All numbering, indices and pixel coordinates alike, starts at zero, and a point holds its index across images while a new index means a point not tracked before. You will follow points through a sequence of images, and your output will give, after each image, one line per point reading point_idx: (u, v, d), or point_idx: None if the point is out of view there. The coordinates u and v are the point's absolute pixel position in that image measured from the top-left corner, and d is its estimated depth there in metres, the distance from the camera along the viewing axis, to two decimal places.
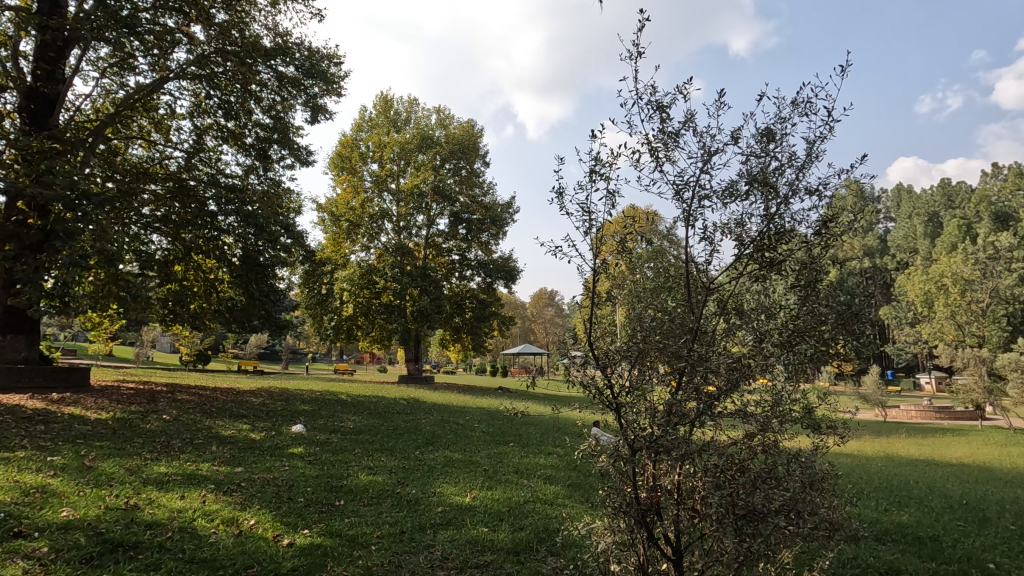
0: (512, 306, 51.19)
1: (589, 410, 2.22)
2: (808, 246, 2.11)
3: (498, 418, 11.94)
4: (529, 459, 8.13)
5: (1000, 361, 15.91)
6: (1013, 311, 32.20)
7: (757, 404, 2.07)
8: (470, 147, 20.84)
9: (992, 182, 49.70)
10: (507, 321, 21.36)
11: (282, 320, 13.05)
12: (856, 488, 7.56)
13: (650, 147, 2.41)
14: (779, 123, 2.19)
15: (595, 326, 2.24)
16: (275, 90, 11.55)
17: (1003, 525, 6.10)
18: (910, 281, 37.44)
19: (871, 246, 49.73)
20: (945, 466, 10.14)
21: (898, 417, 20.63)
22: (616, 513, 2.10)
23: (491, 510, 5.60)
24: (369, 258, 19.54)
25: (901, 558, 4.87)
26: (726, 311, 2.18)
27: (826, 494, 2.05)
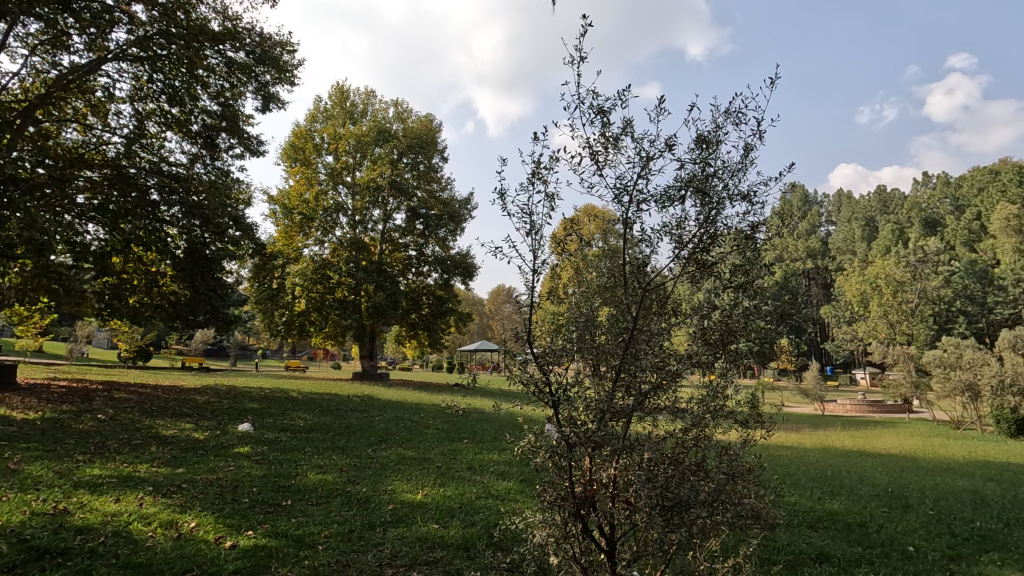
0: (469, 302, 51.14)
1: (529, 407, 2.23)
2: (742, 247, 2.22)
3: (452, 415, 11.93)
4: (482, 456, 8.18)
5: (926, 358, 16.92)
6: (939, 311, 34.49)
7: (687, 400, 2.19)
8: (428, 142, 20.67)
9: (922, 191, 53.00)
10: (464, 318, 21.34)
11: (230, 316, 12.61)
12: (794, 478, 7.95)
13: (590, 150, 2.40)
14: (716, 131, 2.26)
15: (540, 325, 2.26)
16: (223, 77, 11.13)
17: (922, 510, 6.56)
18: (847, 282, 39.52)
19: (814, 248, 52.22)
20: (875, 457, 10.78)
21: (835, 410, 21.76)
22: (551, 507, 2.14)
23: (442, 507, 5.61)
24: (324, 252, 19.04)
25: (830, 543, 5.18)
26: (666, 310, 2.25)
27: (750, 486, 2.17)
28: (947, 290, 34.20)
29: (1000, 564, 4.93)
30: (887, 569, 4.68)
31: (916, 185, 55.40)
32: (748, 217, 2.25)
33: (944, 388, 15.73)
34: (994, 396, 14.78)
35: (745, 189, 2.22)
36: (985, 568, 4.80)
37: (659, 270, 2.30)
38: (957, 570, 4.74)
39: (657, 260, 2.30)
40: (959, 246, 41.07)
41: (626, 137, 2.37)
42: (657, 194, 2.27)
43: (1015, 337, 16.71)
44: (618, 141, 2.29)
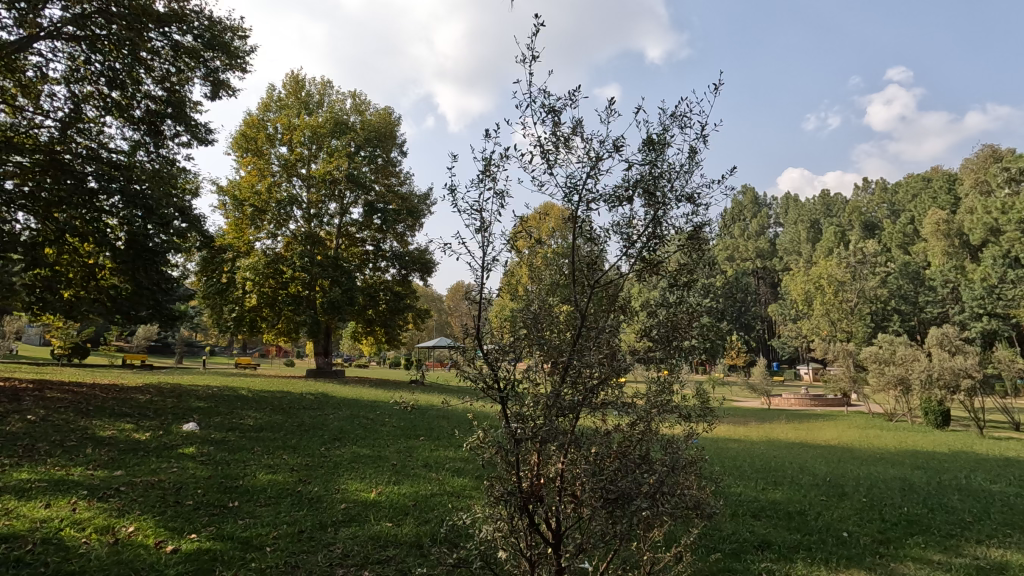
0: (427, 298, 50.64)
1: (478, 402, 2.22)
2: (687, 246, 2.29)
3: (409, 412, 11.82)
4: (439, 453, 8.14)
5: (863, 353, 17.84)
6: (876, 309, 36.49)
7: (631, 394, 2.27)
8: (387, 135, 20.34)
9: (862, 196, 55.83)
10: (423, 314, 21.14)
11: (175, 311, 12.06)
12: (739, 469, 8.27)
13: (541, 149, 2.39)
14: (663, 134, 2.31)
15: (488, 322, 2.25)
16: (168, 61, 10.62)
17: (856, 497, 6.94)
18: (793, 281, 41.31)
19: (763, 249, 54.29)
20: (815, 449, 11.32)
21: (780, 405, 22.74)
22: (497, 502, 2.14)
23: (395, 505, 5.54)
24: (277, 246, 18.46)
25: (772, 531, 5.41)
26: (614, 306, 2.31)
27: (690, 477, 2.27)
28: (883, 290, 36.23)
29: (924, 546, 5.27)
30: (824, 554, 4.92)
31: (856, 190, 58.32)
32: (693, 217, 2.32)
33: (879, 382, 16.67)
34: (923, 390, 15.74)
35: (692, 190, 2.29)
36: (911, 550, 5.13)
37: (608, 268, 2.33)
38: (886, 554, 5.03)
39: (609, 258, 2.34)
40: (894, 249, 43.53)
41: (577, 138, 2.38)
42: (607, 195, 2.30)
43: (943, 333, 17.84)
44: (569, 140, 2.30)
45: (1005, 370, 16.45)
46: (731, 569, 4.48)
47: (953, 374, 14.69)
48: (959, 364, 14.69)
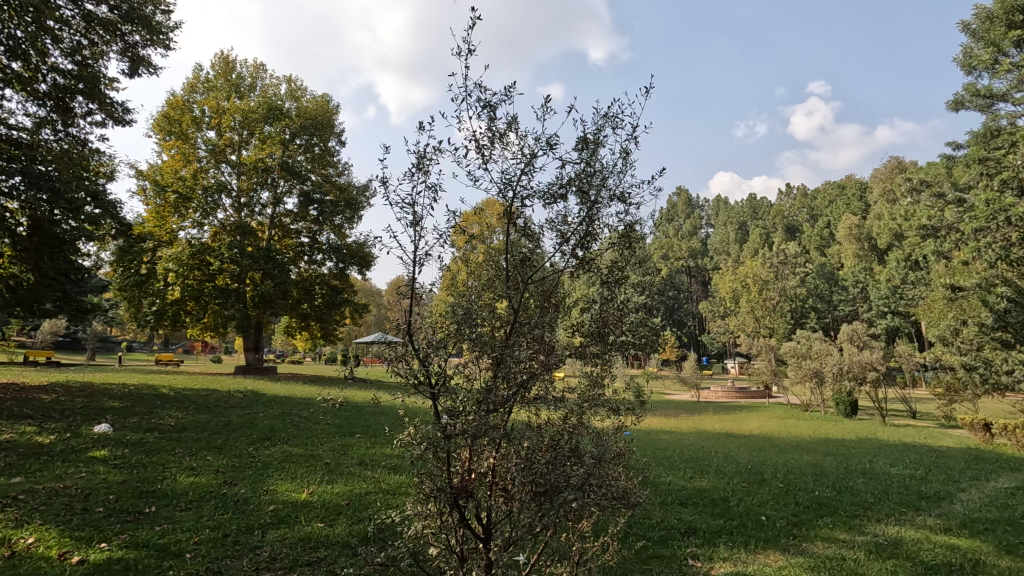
0: (365, 292, 49.36)
1: (408, 398, 2.17)
2: (619, 244, 2.37)
3: (344, 409, 11.52)
4: (375, 450, 7.97)
5: (784, 349, 19.02)
6: (795, 307, 39.00)
7: (563, 387, 2.31)
8: (324, 124, 19.65)
9: (785, 200, 59.33)
10: (360, 309, 20.62)
11: (87, 305, 11.16)
12: (669, 460, 8.63)
13: (476, 144, 2.36)
14: (596, 133, 2.35)
15: (419, 316, 2.20)
16: (80, 32, 9.80)
17: (774, 483, 7.40)
18: (722, 280, 43.41)
19: (695, 249, 56.72)
20: (740, 439, 11.97)
21: (709, 397, 23.89)
22: (427, 498, 2.12)
23: (328, 505, 5.39)
24: (203, 236, 17.44)
25: (697, 518, 5.68)
26: (546, 301, 2.33)
27: (618, 468, 2.34)
28: (802, 290, 38.77)
29: (832, 527, 5.70)
30: (743, 538, 5.22)
31: (780, 195, 61.90)
32: (624, 216, 2.38)
33: (798, 374, 17.81)
34: (835, 382, 16.95)
35: (624, 189, 2.35)
36: (820, 530, 5.53)
37: (544, 264, 2.37)
38: (799, 535, 5.40)
39: (544, 254, 2.36)
40: (812, 250, 46.54)
41: (512, 134, 2.36)
42: (541, 192, 2.33)
43: (853, 330, 19.24)
44: (504, 136, 2.30)
45: (904, 363, 17.99)
46: (658, 555, 4.67)
47: (861, 368, 15.99)
48: (867, 358, 15.97)
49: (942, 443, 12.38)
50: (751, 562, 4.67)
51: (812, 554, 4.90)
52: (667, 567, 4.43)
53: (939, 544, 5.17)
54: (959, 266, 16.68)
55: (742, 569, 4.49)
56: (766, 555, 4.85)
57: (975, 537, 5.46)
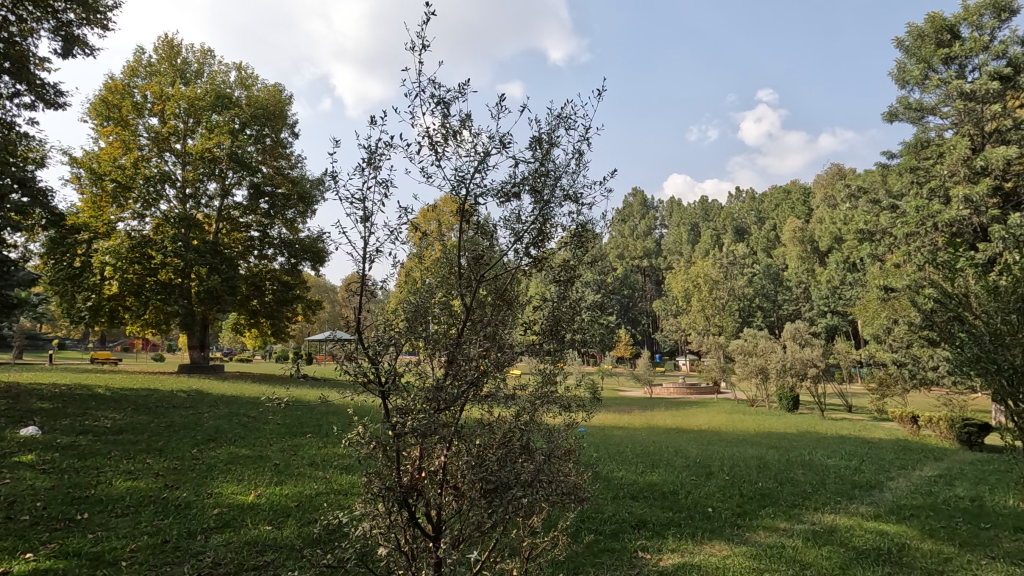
0: (319, 288, 48.10)
1: (356, 396, 2.12)
2: (571, 243, 2.41)
3: (295, 409, 11.21)
4: (327, 450, 7.81)
5: (732, 347, 19.72)
6: (743, 307, 40.50)
7: (514, 384, 2.32)
8: (276, 114, 19.02)
9: (734, 203, 61.48)
10: (313, 305, 20.11)
11: (13, 299, 10.43)
12: (621, 455, 8.83)
13: (429, 140, 2.31)
14: (550, 133, 2.36)
15: (367, 314, 2.15)
16: (6, 7, 9.14)
17: (720, 476, 7.69)
18: (675, 279, 44.62)
19: (650, 249, 58.07)
20: (690, 433, 12.36)
21: (661, 393, 24.54)
22: (376, 498, 2.08)
23: (276, 507, 5.24)
24: (144, 228, 16.60)
25: (647, 511, 5.83)
26: (498, 298, 2.34)
27: (568, 464, 2.39)
28: (749, 290, 40.31)
29: (773, 516, 5.97)
30: (691, 529, 5.40)
31: (730, 198, 64.13)
32: (576, 216, 2.41)
33: (744, 370, 18.51)
34: (778, 378, 17.73)
35: (577, 190, 2.38)
36: (762, 520, 5.78)
37: (497, 262, 2.36)
38: (742, 524, 5.63)
39: (498, 253, 2.36)
40: (760, 252, 48.45)
41: (466, 131, 2.33)
42: (494, 190, 2.32)
43: (795, 328, 20.15)
44: (458, 133, 2.29)
45: (842, 360, 18.99)
46: (610, 548, 4.77)
47: (802, 364, 16.80)
48: (808, 356, 16.78)
49: (874, 435, 13.16)
50: (698, 553, 4.83)
51: (754, 543, 5.11)
52: (618, 560, 4.54)
53: (870, 530, 5.49)
54: (891, 268, 17.72)
55: (689, 559, 4.64)
56: (712, 545, 5.03)
57: (903, 523, 5.82)
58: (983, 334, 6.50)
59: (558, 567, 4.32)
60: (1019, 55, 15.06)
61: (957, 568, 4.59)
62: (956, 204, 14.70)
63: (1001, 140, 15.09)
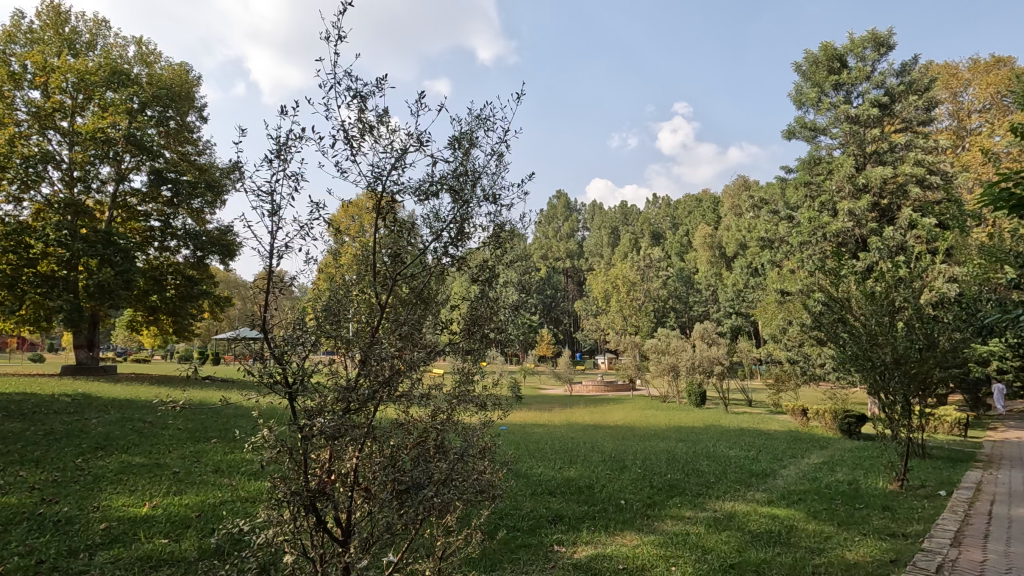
0: (228, 283, 45.07)
1: (261, 398, 2.01)
2: (489, 242, 2.45)
3: (198, 412, 10.46)
4: (234, 456, 7.37)
5: (647, 346, 20.67)
6: (658, 307, 42.54)
7: (431, 383, 2.33)
8: (182, 95, 17.65)
9: (652, 208, 64.45)
10: (221, 301, 18.88)
11: None
12: (541, 451, 9.03)
13: (345, 134, 2.24)
14: (469, 135, 2.37)
15: (276, 311, 2.05)
16: None
17: (633, 469, 8.06)
18: (595, 280, 46.07)
19: (572, 250, 59.60)
20: (606, 429, 12.85)
21: (581, 391, 25.25)
22: (280, 504, 1.99)
23: (175, 518, 4.88)
24: (21, 213, 14.83)
25: (564, 505, 6.00)
26: (415, 297, 2.31)
27: (483, 462, 2.43)
28: (664, 291, 42.39)
29: (680, 505, 6.33)
30: (604, 521, 5.61)
31: (647, 203, 67.13)
32: (493, 216, 2.44)
33: (657, 368, 19.47)
34: (687, 375, 18.80)
35: (496, 190, 2.41)
36: (669, 510, 6.11)
37: (415, 260, 2.34)
38: (652, 514, 5.92)
39: (416, 252, 2.34)
40: (674, 255, 51.14)
41: (383, 127, 2.28)
42: (412, 187, 2.30)
43: (704, 328, 21.45)
44: (374, 129, 2.24)
45: (744, 358, 20.43)
46: (526, 544, 4.85)
47: (709, 362, 17.93)
48: (714, 354, 17.92)
49: (771, 427, 14.28)
50: (610, 543, 5.04)
51: (661, 532, 5.41)
52: (534, 554, 4.63)
53: (763, 515, 5.97)
54: (787, 273, 19.31)
55: (601, 550, 4.82)
56: (623, 536, 5.25)
57: (791, 507, 6.38)
58: (861, 334, 7.28)
59: (476, 565, 4.35)
60: (894, 85, 16.91)
61: (835, 545, 5.08)
62: (842, 216, 16.36)
63: (879, 161, 16.84)
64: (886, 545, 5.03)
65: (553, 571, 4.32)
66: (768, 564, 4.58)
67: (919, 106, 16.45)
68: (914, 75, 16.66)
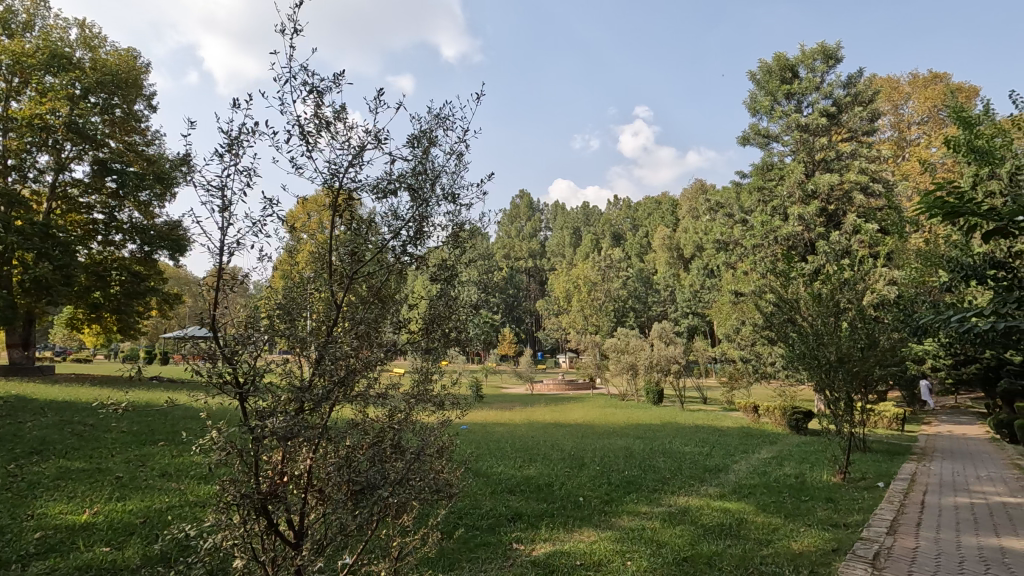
0: (177, 279, 43.25)
1: (208, 398, 1.95)
2: (448, 242, 2.45)
3: (145, 414, 10.02)
4: (183, 459, 7.09)
5: (607, 345, 20.99)
6: (618, 307, 43.27)
7: (389, 382, 2.31)
8: (129, 82, 16.84)
9: (613, 209, 65.46)
10: (171, 298, 18.14)
11: None
12: (501, 450, 9.07)
13: (301, 130, 2.20)
14: (427, 134, 2.36)
15: (227, 310, 2.00)
16: None
17: (592, 466, 8.18)
18: (557, 279, 46.47)
19: (535, 250, 59.95)
20: (565, 427, 13.00)
21: (542, 390, 25.42)
22: (229, 508, 1.94)
23: (118, 525, 4.67)
24: None
25: (523, 504, 6.04)
26: (372, 296, 2.28)
27: (441, 461, 2.43)
28: (623, 291, 43.14)
29: (637, 501, 6.47)
30: (562, 518, 5.68)
31: (608, 204, 68.13)
32: (452, 216, 2.44)
33: (616, 367, 19.82)
34: (645, 374, 19.21)
35: (455, 189, 2.41)
36: (626, 505, 6.24)
37: (373, 258, 2.31)
38: (609, 510, 6.04)
39: (374, 250, 2.32)
40: (633, 256, 52.11)
41: (340, 124, 2.25)
42: (370, 185, 2.28)
43: (662, 327, 21.95)
44: (330, 124, 2.21)
45: (699, 357, 21.03)
46: (485, 542, 4.86)
47: (666, 360, 18.36)
48: (671, 353, 18.36)
49: (724, 423, 14.75)
50: (568, 540, 5.11)
51: (618, 527, 5.51)
52: (493, 553, 4.65)
53: (716, 509, 6.16)
54: (741, 275, 19.98)
55: (559, 547, 4.89)
56: (581, 532, 5.33)
57: (742, 500, 6.61)
58: (809, 334, 7.60)
59: (434, 564, 4.35)
60: (841, 96, 17.69)
61: (782, 536, 5.29)
62: (792, 221, 17.05)
63: (826, 168, 17.60)
64: (829, 535, 5.28)
65: (511, 568, 4.35)
66: (718, 556, 4.73)
67: (864, 117, 17.27)
68: (860, 87, 17.47)
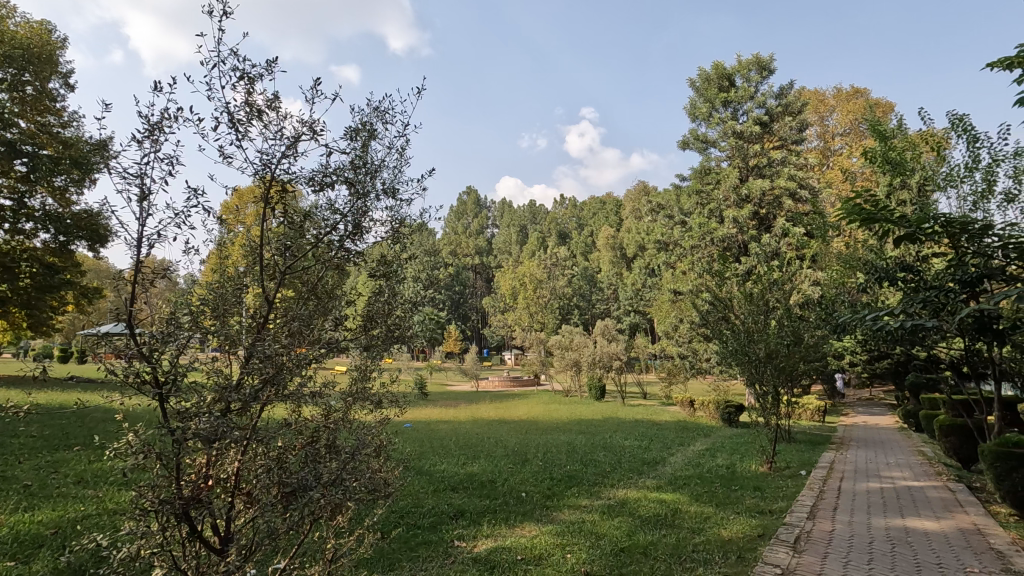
0: (96, 271, 40.25)
1: (125, 398, 1.83)
2: (388, 237, 2.40)
3: (58, 417, 9.30)
4: (102, 464, 6.64)
5: (552, 342, 21.27)
6: (563, 304, 43.89)
7: (324, 380, 2.24)
8: (42, 58, 15.48)
9: (560, 208, 66.25)
10: (90, 292, 16.87)
11: None
12: (445, 448, 9.03)
13: (230, 117, 2.10)
14: (366, 127, 2.31)
15: (149, 304, 1.88)
16: None
17: (534, 462, 8.28)
18: (503, 276, 46.64)
19: (482, 247, 59.85)
20: (509, 424, 13.09)
21: (487, 386, 25.46)
22: (148, 513, 1.83)
23: (25, 538, 4.31)
24: None
25: (466, 501, 6.04)
26: (307, 292, 2.21)
27: (378, 460, 2.38)
28: (568, 289, 43.80)
29: (577, 495, 6.60)
30: (504, 514, 5.71)
31: (555, 203, 68.92)
32: (392, 211, 2.40)
33: (561, 363, 20.13)
34: (589, 370, 19.61)
35: (396, 184, 2.37)
36: (567, 499, 6.35)
37: (308, 252, 2.24)
38: (550, 505, 6.13)
39: (310, 243, 2.25)
40: (579, 255, 52.99)
41: (272, 112, 2.16)
42: (305, 176, 2.20)
43: (605, 324, 22.47)
44: (262, 112, 2.12)
45: (640, 353, 21.66)
46: (426, 541, 4.82)
47: (608, 357, 18.80)
48: (613, 349, 18.81)
49: (663, 417, 15.28)
50: (510, 535, 5.15)
51: (558, 521, 5.60)
52: (435, 551, 4.61)
53: (652, 500, 6.37)
54: (679, 274, 20.74)
55: (501, 543, 4.92)
56: (523, 527, 5.39)
57: (676, 491, 6.87)
58: (740, 331, 7.99)
59: (373, 564, 4.27)
60: (773, 106, 18.64)
61: (713, 524, 5.54)
62: (728, 223, 17.84)
63: (759, 174, 18.53)
64: (755, 522, 5.58)
65: (453, 566, 4.34)
66: (653, 545, 4.91)
67: (793, 126, 18.29)
68: (791, 98, 18.48)
